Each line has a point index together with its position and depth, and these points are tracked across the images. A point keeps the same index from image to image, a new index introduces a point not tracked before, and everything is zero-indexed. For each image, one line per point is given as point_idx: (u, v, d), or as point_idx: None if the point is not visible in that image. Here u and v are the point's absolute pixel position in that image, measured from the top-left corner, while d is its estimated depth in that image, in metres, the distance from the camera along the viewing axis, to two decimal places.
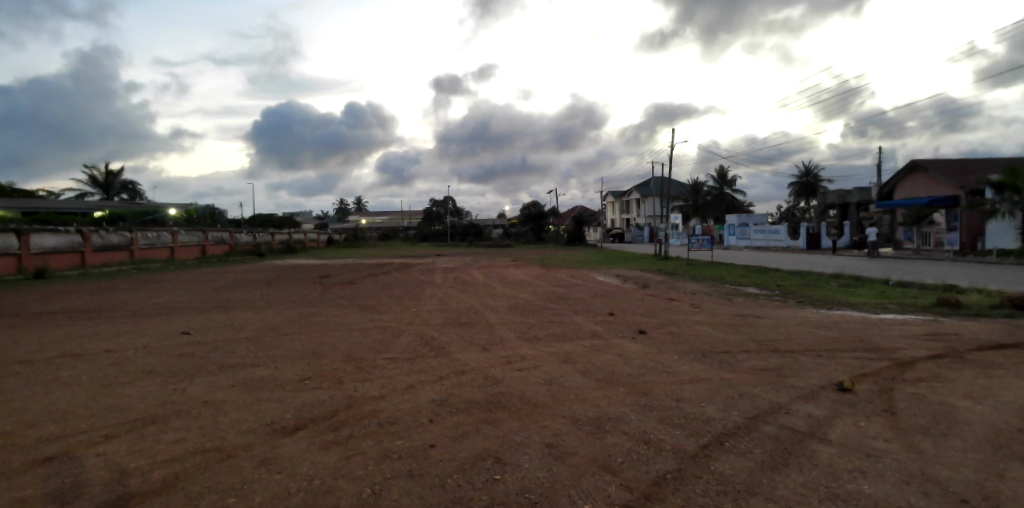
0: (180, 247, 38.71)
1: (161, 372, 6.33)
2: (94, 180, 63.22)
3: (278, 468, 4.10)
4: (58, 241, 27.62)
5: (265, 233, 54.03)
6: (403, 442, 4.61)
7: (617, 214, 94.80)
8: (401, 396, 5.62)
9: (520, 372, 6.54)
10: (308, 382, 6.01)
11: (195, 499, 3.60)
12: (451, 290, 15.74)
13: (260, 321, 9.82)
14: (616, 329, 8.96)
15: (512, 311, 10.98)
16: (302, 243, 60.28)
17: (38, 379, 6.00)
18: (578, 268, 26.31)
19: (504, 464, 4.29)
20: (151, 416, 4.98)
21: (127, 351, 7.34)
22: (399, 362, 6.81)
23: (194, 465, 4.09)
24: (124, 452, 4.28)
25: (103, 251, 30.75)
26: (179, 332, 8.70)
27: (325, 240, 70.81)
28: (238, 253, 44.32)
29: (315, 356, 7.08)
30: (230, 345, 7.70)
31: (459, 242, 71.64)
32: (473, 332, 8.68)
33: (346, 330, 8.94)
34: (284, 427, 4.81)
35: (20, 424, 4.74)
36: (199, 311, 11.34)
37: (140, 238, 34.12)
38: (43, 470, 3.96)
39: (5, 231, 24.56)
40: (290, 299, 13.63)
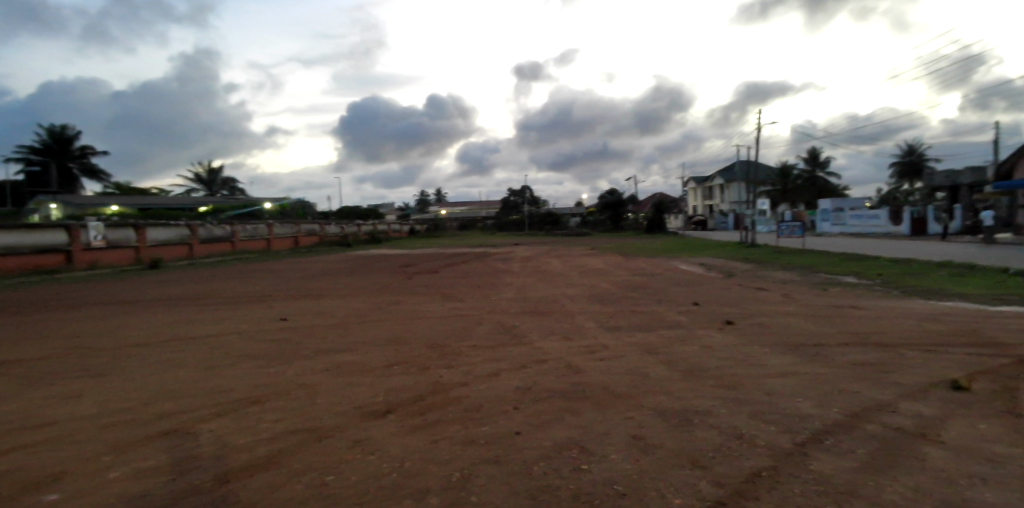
0: (276, 239, 41.37)
1: (260, 356, 6.72)
2: (199, 177, 68.88)
3: (369, 449, 4.29)
4: (169, 234, 30.15)
5: (352, 224, 56.73)
6: (488, 429, 4.65)
7: (699, 201, 92.15)
8: (484, 383, 5.63)
9: (602, 361, 6.42)
10: (394, 368, 6.15)
11: (296, 478, 3.87)
12: (531, 279, 15.65)
13: (346, 309, 10.21)
14: (700, 320, 8.62)
15: (590, 300, 10.88)
16: (386, 234, 63.08)
17: (155, 360, 6.53)
18: (658, 256, 25.63)
19: (589, 454, 4.26)
20: (254, 396, 5.28)
21: (229, 335, 7.84)
22: (480, 350, 6.87)
23: (293, 444, 4.34)
24: (231, 428, 4.59)
25: (208, 243, 33.32)
26: (276, 318, 9.23)
27: (407, 230, 73.46)
28: (327, 244, 46.77)
29: (399, 344, 7.26)
30: (321, 331, 8.08)
31: (536, 232, 72.37)
32: (552, 321, 8.64)
33: (428, 317, 9.14)
34: (375, 410, 4.95)
35: (140, 401, 5.16)
36: (294, 299, 11.98)
37: (239, 230, 36.71)
38: (163, 443, 4.33)
39: (123, 226, 27.10)
40: (377, 288, 14.14)
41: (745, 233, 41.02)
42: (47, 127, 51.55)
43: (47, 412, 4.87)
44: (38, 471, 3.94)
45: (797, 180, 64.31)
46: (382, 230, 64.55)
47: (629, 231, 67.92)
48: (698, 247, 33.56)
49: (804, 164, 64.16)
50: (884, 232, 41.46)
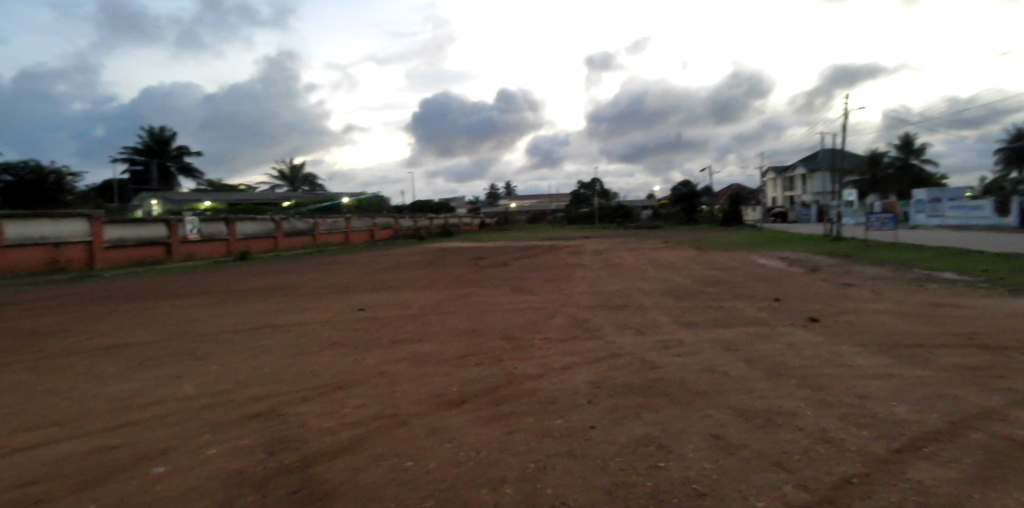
0: (353, 232, 43.65)
1: (341, 344, 7.00)
2: (282, 175, 73.71)
3: (447, 437, 4.36)
4: (256, 228, 32.35)
5: (425, 219, 58.66)
6: (563, 422, 4.62)
7: (779, 192, 88.45)
8: (557, 375, 5.60)
9: (679, 357, 6.24)
10: (469, 358, 6.24)
11: (378, 464, 4.00)
12: (603, 272, 15.58)
13: (420, 300, 10.50)
14: (782, 317, 8.23)
15: (664, 294, 10.67)
16: (457, 227, 65.02)
17: (247, 346, 6.95)
18: (733, 250, 24.92)
19: (667, 452, 4.14)
20: (337, 382, 5.49)
21: (312, 325, 8.22)
22: (553, 343, 6.86)
23: (374, 430, 4.47)
24: (317, 412, 4.78)
25: (291, 236, 35.66)
26: (356, 309, 9.61)
27: (478, 224, 75.33)
28: (401, 238, 48.73)
29: (473, 335, 7.36)
30: (397, 322, 8.32)
31: (606, 225, 72.57)
32: (625, 315, 8.53)
33: (500, 310, 9.23)
34: (450, 399, 5.02)
35: (235, 383, 5.50)
36: (373, 290, 12.50)
37: (319, 224, 39.04)
38: (257, 423, 4.60)
39: (216, 221, 29.26)
40: (454, 279, 14.54)
41: (828, 225, 39.19)
42: (149, 129, 56.33)
43: (155, 392, 5.28)
44: (148, 445, 4.29)
45: (888, 169, 59.69)
46: (453, 224, 66.43)
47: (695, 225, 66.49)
48: (775, 240, 32.40)
49: (896, 151, 59.79)
50: (989, 225, 38.17)
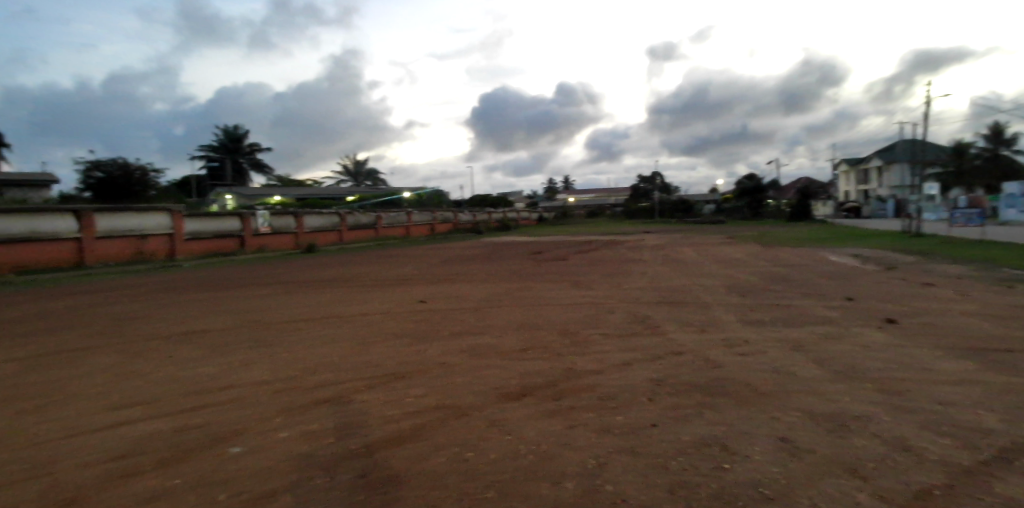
0: (414, 226, 45.07)
1: (401, 335, 7.18)
2: (346, 171, 76.91)
3: (506, 430, 4.38)
4: (323, 222, 33.83)
5: (483, 213, 59.61)
6: (624, 419, 4.55)
7: (853, 186, 84.30)
8: (617, 371, 5.54)
9: (743, 356, 6.06)
10: (527, 352, 6.27)
11: (439, 453, 4.08)
12: (666, 267, 15.39)
13: (478, 294, 10.66)
14: (853, 317, 7.87)
15: (726, 290, 10.43)
16: (514, 221, 65.71)
17: (314, 334, 7.24)
18: (802, 246, 24.08)
19: (731, 453, 4.03)
20: (399, 372, 5.62)
21: (374, 315, 8.46)
22: (612, 338, 6.81)
23: (436, 419, 4.55)
24: (380, 400, 4.91)
25: (355, 230, 37.14)
26: (416, 301, 9.83)
27: (535, 219, 75.95)
28: (460, 232, 49.78)
29: (530, 329, 7.40)
30: (455, 314, 8.46)
31: (666, 220, 71.64)
32: (686, 312, 8.37)
33: (558, 304, 9.25)
34: (510, 391, 5.03)
35: (303, 370, 5.73)
36: (433, 282, 12.81)
37: (382, 218, 40.49)
38: (325, 409, 4.79)
39: (286, 215, 30.75)
40: (516, 273, 14.74)
41: (905, 221, 37.32)
42: (224, 127, 60.24)
43: (230, 375, 5.59)
44: (225, 426, 4.55)
45: (977, 160, 55.81)
46: (512, 218, 67.18)
47: (757, 220, 64.68)
48: (848, 237, 31.06)
49: (984, 141, 55.77)
50: None
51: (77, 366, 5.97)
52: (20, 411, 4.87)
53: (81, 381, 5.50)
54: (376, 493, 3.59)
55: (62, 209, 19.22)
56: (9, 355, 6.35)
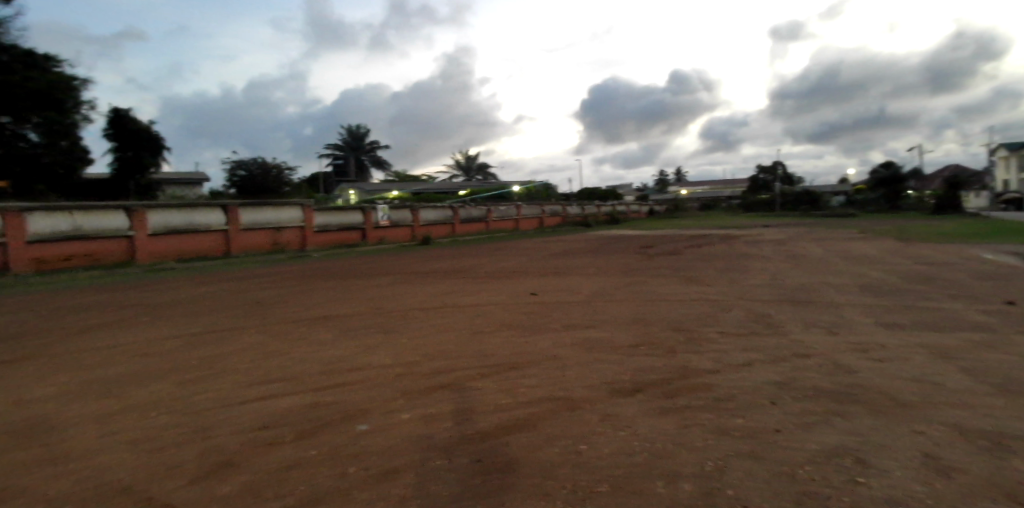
0: (523, 219, 46.07)
1: (513, 326, 7.37)
2: (459, 166, 80.83)
3: (620, 425, 4.33)
4: (437, 215, 35.53)
5: (592, 206, 59.49)
6: (744, 421, 4.36)
7: (1013, 174, 74.13)
8: (736, 372, 5.34)
9: (878, 362, 5.62)
10: (641, 348, 6.20)
11: (552, 443, 4.13)
12: (794, 264, 14.62)
13: (588, 288, 10.69)
14: (1015, 324, 6.99)
15: (859, 290, 9.70)
16: (624, 215, 65.16)
17: (430, 323, 7.63)
18: (959, 242, 21.69)
19: (867, 466, 3.74)
20: (513, 362, 5.77)
21: (484, 306, 8.75)
22: (731, 337, 6.57)
23: (550, 409, 4.61)
24: (496, 389, 5.07)
25: (466, 223, 38.62)
26: (527, 293, 10.04)
27: (646, 212, 74.91)
28: (569, 225, 50.11)
29: (643, 324, 7.32)
30: (566, 307, 8.56)
31: (789, 212, 68.03)
32: (813, 312, 7.90)
33: (672, 300, 9.09)
34: (623, 387, 5.00)
35: (421, 356, 6.06)
36: (546, 275, 13.04)
37: (492, 211, 41.78)
38: (443, 394, 5.03)
39: (403, 209, 32.65)
40: (637, 267, 14.66)
41: None
42: (347, 127, 65.93)
43: (356, 358, 6.02)
44: (353, 404, 4.92)
45: None
46: (621, 211, 66.48)
47: (891, 213, 59.57)
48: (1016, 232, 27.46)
49: None
50: None
51: (226, 343, 6.72)
52: (185, 381, 5.58)
53: (230, 358, 6.18)
54: (494, 478, 3.71)
55: (212, 204, 22.28)
56: (170, 332, 7.28)
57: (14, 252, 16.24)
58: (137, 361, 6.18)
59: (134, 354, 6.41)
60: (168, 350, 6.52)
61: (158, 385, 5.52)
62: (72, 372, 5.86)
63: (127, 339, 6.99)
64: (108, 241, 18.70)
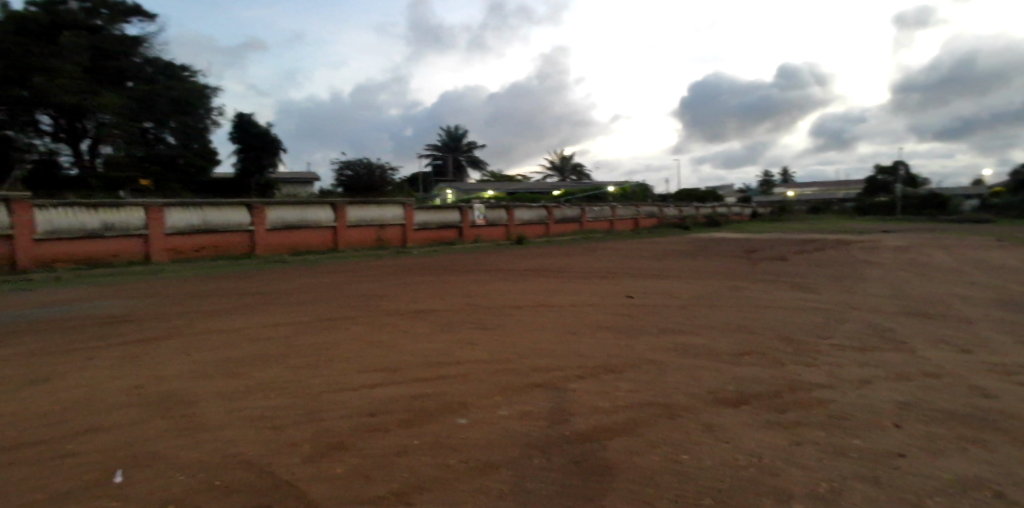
0: (618, 219, 45.65)
1: (609, 327, 7.35)
2: (554, 167, 82.54)
3: (723, 436, 4.10)
4: (532, 215, 36.00)
5: (691, 207, 57.89)
6: (861, 442, 4.01)
7: None
8: (853, 389, 4.99)
9: (1022, 387, 5.04)
10: (745, 357, 5.98)
11: (652, 450, 3.98)
12: (926, 273, 13.48)
13: (687, 291, 10.47)
14: None
15: (1001, 305, 8.74)
16: (725, 216, 62.97)
17: (523, 321, 7.77)
18: None
19: (1011, 503, 3.30)
20: (609, 365, 5.75)
21: (576, 306, 8.80)
22: (846, 351, 6.18)
23: (649, 415, 4.50)
24: (592, 391, 5.06)
25: (561, 223, 38.86)
26: (623, 294, 9.99)
27: (749, 213, 71.97)
28: (665, 226, 49.13)
29: (747, 332, 7.08)
30: (665, 310, 8.45)
31: (914, 216, 62.68)
32: (942, 327, 7.24)
33: (779, 307, 8.72)
34: (726, 398, 4.79)
35: (517, 354, 6.18)
36: (645, 277, 12.88)
37: (587, 212, 41.75)
38: (539, 393, 5.08)
39: (499, 208, 33.39)
40: (747, 272, 14.16)
41: None
42: (447, 130, 70.09)
43: (455, 353, 6.25)
44: (452, 397, 5.08)
45: None
46: (721, 213, 64.17)
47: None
48: None
49: None
50: None
51: (333, 332, 7.20)
52: (300, 365, 6.03)
53: (339, 346, 6.63)
54: (591, 481, 3.62)
55: (323, 202, 23.92)
56: (281, 319, 7.90)
57: (155, 243, 18.65)
58: (257, 344, 6.77)
59: (254, 338, 7.02)
60: (282, 336, 7.09)
61: (276, 367, 6.01)
62: (205, 351, 6.54)
63: (245, 324, 7.66)
64: (232, 234, 20.86)
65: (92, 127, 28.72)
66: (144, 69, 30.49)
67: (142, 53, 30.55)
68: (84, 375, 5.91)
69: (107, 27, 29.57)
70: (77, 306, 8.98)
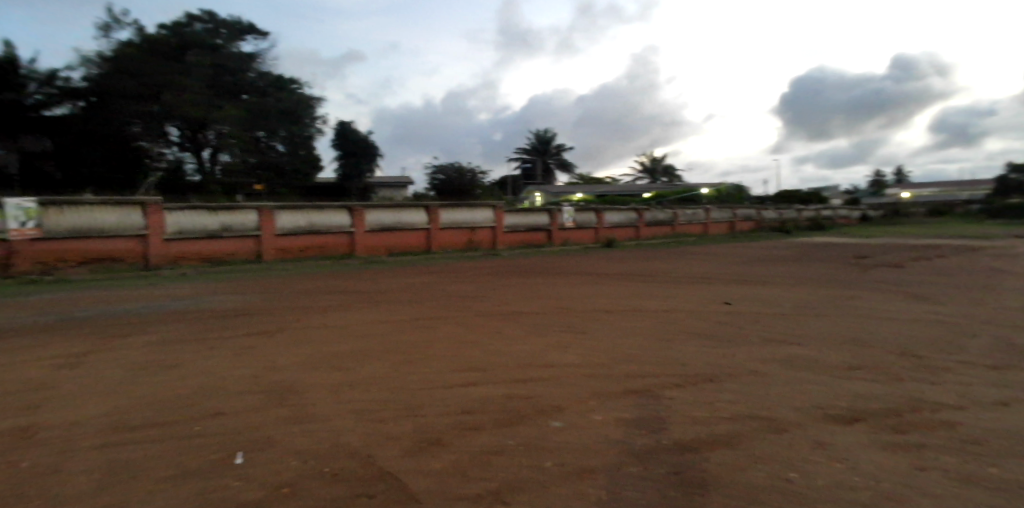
0: (712, 223, 44.27)
1: (707, 335, 7.23)
2: (645, 168, 81.99)
3: (836, 456, 3.87)
4: (622, 218, 35.69)
5: (792, 209, 55.04)
6: (997, 471, 3.66)
7: None
8: (986, 412, 4.60)
9: None
10: (858, 372, 5.69)
11: (757, 464, 3.82)
12: None
13: (791, 299, 10.09)
14: None
15: None
16: (830, 219, 59.29)
17: (613, 325, 7.80)
18: None
19: None
20: (708, 374, 5.67)
21: (669, 312, 8.70)
22: (975, 370, 5.71)
23: (752, 429, 4.36)
24: (691, 400, 5.00)
25: (652, 226, 38.29)
26: (721, 301, 9.77)
27: (857, 217, 67.44)
28: (764, 230, 47.09)
29: (859, 345, 6.72)
30: (766, 319, 8.21)
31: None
32: None
33: (895, 319, 8.19)
34: (838, 415, 4.57)
35: (610, 359, 6.22)
36: (743, 283, 12.51)
37: (679, 214, 40.84)
38: (635, 400, 5.08)
39: (589, 211, 33.44)
40: (863, 279, 13.33)
41: None
42: (537, 133, 71.35)
43: (547, 355, 6.39)
44: (546, 400, 5.18)
45: None
46: (825, 216, 60.54)
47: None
48: None
49: None
50: None
51: (426, 331, 7.55)
52: (398, 362, 6.39)
53: (434, 346, 6.92)
54: (693, 492, 3.51)
55: (417, 205, 24.98)
56: (375, 318, 8.36)
57: (265, 243, 20.51)
58: (359, 340, 7.25)
59: (354, 334, 7.51)
60: (379, 333, 7.53)
61: (376, 364, 6.39)
62: (313, 345, 7.09)
63: (342, 322, 8.16)
64: (334, 235, 22.37)
65: (213, 136, 31.69)
66: (257, 84, 33.55)
67: (255, 68, 33.76)
68: (207, 363, 6.54)
69: (226, 45, 33.01)
70: (199, 299, 9.98)
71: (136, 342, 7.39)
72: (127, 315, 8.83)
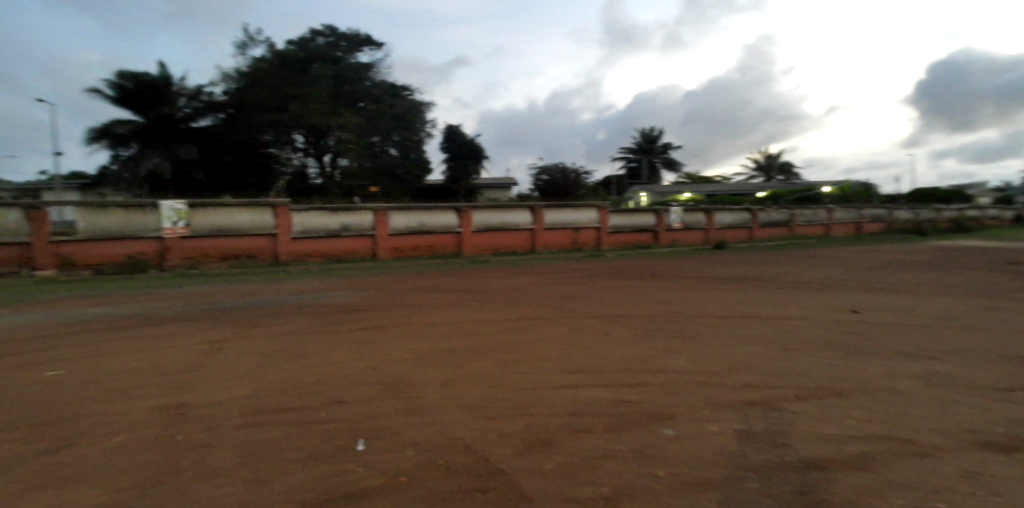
0: (836, 223, 41.13)
1: (833, 346, 6.93)
2: (758, 165, 77.89)
3: (988, 488, 3.60)
4: (734, 219, 34.22)
5: (933, 209, 49.63)
6: None
7: None
8: None
9: None
10: (1014, 394, 5.23)
11: (895, 490, 3.64)
12: None
13: (931, 310, 9.32)
14: None
15: None
16: (979, 219, 52.77)
17: (726, 331, 7.67)
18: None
19: None
20: (835, 389, 5.47)
21: (786, 319, 8.39)
22: None
23: (887, 451, 4.17)
24: (816, 416, 4.84)
25: (767, 227, 36.38)
26: (847, 309, 9.25)
27: (1014, 217, 59.42)
28: (898, 232, 42.94)
29: (1016, 363, 6.14)
30: (900, 331, 7.71)
31: None
32: None
33: None
34: (992, 442, 4.24)
35: (724, 367, 6.17)
36: (874, 290, 11.67)
37: (798, 215, 38.43)
38: (753, 412, 5.00)
39: (698, 212, 32.45)
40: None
41: None
42: (643, 131, 70.25)
43: (658, 361, 6.45)
44: (657, 407, 5.23)
45: None
46: (973, 216, 53.95)
47: None
48: None
49: None
50: None
51: (531, 332, 7.82)
52: (507, 361, 6.71)
53: (541, 346, 7.17)
54: None
55: (523, 207, 25.48)
56: (480, 316, 8.75)
57: (379, 242, 21.85)
58: (469, 337, 7.67)
59: (462, 332, 7.94)
60: (486, 331, 7.91)
61: (486, 362, 6.74)
62: (426, 340, 7.61)
63: (448, 319, 8.62)
64: (442, 235, 23.32)
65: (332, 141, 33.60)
66: (371, 92, 35.44)
67: (371, 77, 35.93)
68: (332, 354, 7.23)
69: (345, 57, 35.80)
70: (321, 294, 10.98)
71: (268, 332, 8.29)
72: (262, 306, 9.94)
